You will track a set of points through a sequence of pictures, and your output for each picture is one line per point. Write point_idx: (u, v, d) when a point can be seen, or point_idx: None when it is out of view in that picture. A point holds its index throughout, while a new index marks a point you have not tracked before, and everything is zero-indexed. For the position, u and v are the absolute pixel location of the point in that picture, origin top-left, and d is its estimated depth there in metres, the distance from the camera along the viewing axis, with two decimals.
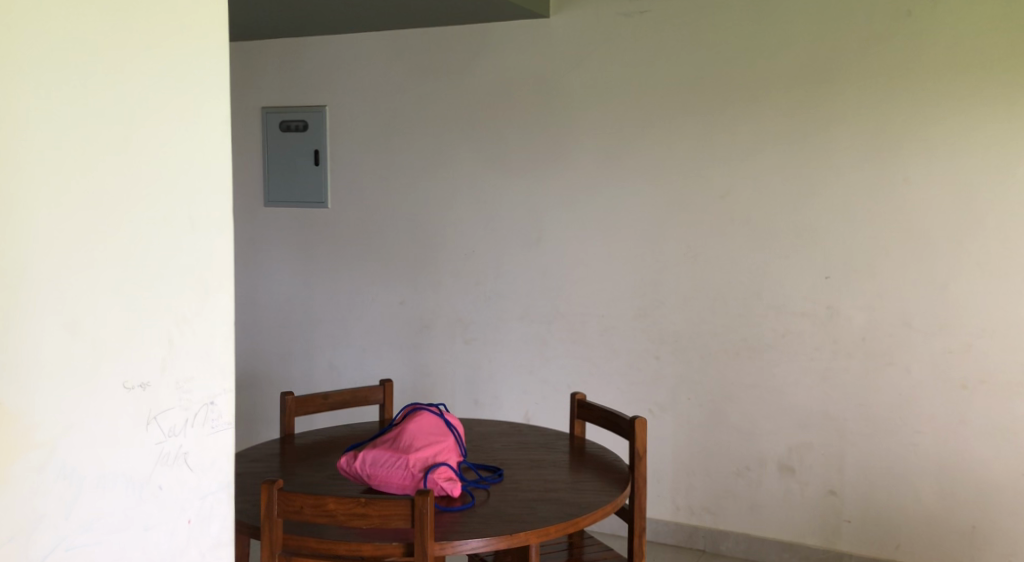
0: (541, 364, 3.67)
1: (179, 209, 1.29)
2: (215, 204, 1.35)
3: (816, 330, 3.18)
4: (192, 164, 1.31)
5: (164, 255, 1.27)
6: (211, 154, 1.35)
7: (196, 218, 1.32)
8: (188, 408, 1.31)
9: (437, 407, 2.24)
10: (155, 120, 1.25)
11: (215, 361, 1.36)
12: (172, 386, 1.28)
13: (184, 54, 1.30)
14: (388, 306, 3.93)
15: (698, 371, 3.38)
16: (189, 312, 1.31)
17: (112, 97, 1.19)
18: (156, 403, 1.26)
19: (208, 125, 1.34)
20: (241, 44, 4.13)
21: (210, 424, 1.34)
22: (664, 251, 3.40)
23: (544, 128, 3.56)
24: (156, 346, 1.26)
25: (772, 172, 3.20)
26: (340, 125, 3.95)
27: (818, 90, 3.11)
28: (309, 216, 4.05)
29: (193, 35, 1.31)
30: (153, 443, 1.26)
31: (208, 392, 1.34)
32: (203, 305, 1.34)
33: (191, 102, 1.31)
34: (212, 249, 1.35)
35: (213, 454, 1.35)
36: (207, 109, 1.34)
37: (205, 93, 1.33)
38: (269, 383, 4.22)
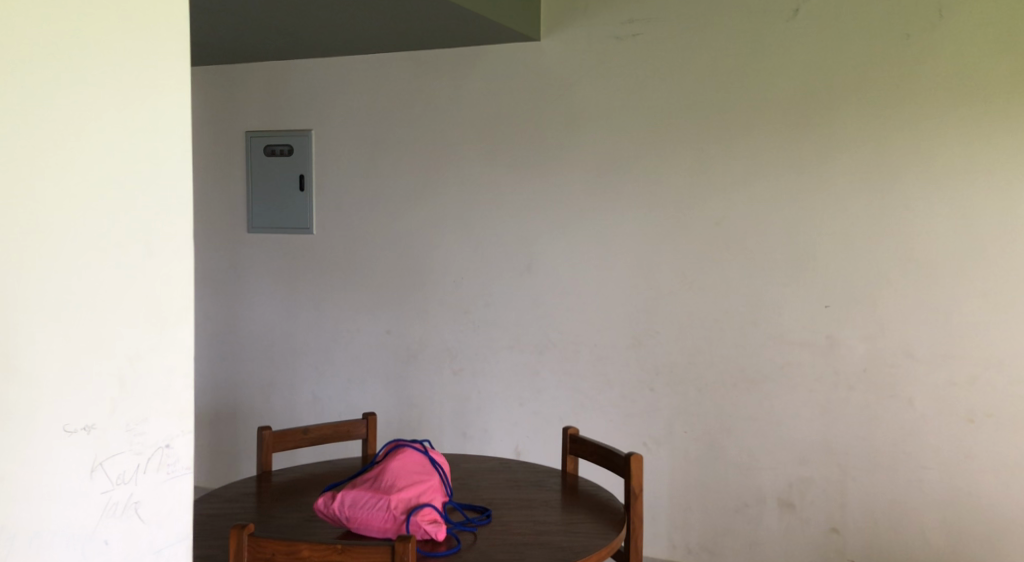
0: (532, 396, 3.55)
1: (135, 240, 1.26)
2: (174, 229, 1.32)
3: (816, 360, 3.08)
4: (150, 193, 1.28)
5: (115, 290, 1.23)
6: (172, 179, 1.31)
7: (153, 245, 1.29)
8: (140, 453, 1.27)
9: (421, 444, 2.12)
10: (112, 153, 1.23)
11: (174, 401, 1.32)
12: (123, 430, 1.25)
13: (139, 75, 1.26)
14: (373, 335, 3.81)
15: (694, 403, 3.27)
16: (145, 345, 1.28)
17: (63, 132, 1.17)
18: (105, 445, 1.22)
19: (168, 148, 1.30)
20: (225, 67, 4.04)
21: (167, 469, 1.30)
22: (658, 279, 3.30)
23: (534, 152, 3.48)
24: (105, 387, 1.23)
25: (768, 197, 3.12)
26: (325, 150, 3.86)
27: (814, 114, 3.04)
28: (294, 242, 3.94)
29: (152, 58, 1.28)
30: (99, 494, 1.21)
31: (164, 435, 1.30)
32: (160, 339, 1.30)
33: (148, 127, 1.27)
34: (171, 281, 1.31)
35: (170, 502, 1.30)
36: (167, 131, 1.30)
37: (164, 113, 1.30)
38: (251, 415, 4.09)
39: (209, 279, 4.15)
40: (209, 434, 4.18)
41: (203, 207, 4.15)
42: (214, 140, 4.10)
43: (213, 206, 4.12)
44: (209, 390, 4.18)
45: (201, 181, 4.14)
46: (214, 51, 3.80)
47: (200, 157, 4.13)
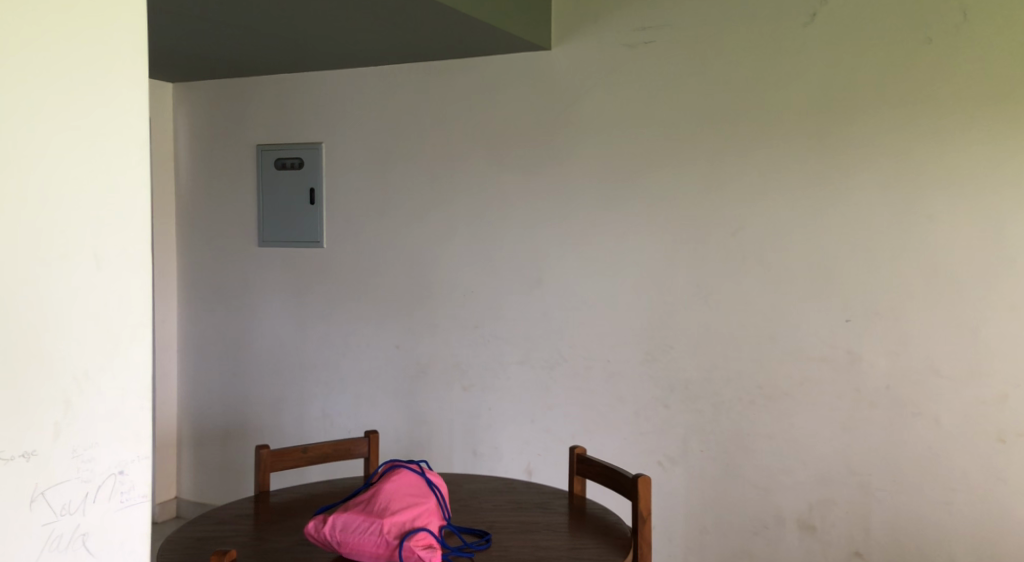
0: (543, 413, 3.46)
1: (88, 262, 1.41)
2: (130, 246, 1.48)
3: (836, 377, 2.96)
4: (103, 212, 1.43)
5: (68, 313, 1.39)
6: (129, 198, 1.47)
7: (107, 258, 1.44)
8: (89, 480, 1.41)
9: (418, 465, 2.05)
10: (70, 185, 1.39)
11: (127, 427, 1.47)
12: (68, 455, 1.38)
13: (96, 103, 1.42)
14: (383, 350, 3.75)
15: (710, 421, 3.16)
16: (97, 363, 1.43)
17: (24, 170, 1.33)
18: (51, 474, 1.36)
19: (124, 167, 1.46)
20: (235, 80, 4.02)
21: (119, 497, 1.45)
22: (672, 292, 3.21)
23: (544, 164, 3.41)
24: (52, 410, 1.36)
25: (784, 208, 3.02)
26: (335, 162, 3.81)
27: (831, 122, 2.94)
28: (303, 256, 3.90)
29: (110, 93, 1.44)
30: (42, 524, 1.34)
31: (116, 462, 1.46)
32: (110, 359, 1.45)
33: (105, 151, 1.43)
34: (123, 301, 1.46)
35: (120, 518, 1.45)
36: (125, 154, 1.46)
37: (121, 134, 1.46)
38: (260, 431, 4.04)
39: (218, 294, 4.11)
40: (218, 450, 4.13)
41: (212, 221, 4.11)
42: (224, 154, 4.07)
43: (222, 219, 4.08)
44: (218, 406, 4.13)
45: (211, 195, 4.11)
46: (223, 64, 3.77)
47: (210, 171, 4.10)
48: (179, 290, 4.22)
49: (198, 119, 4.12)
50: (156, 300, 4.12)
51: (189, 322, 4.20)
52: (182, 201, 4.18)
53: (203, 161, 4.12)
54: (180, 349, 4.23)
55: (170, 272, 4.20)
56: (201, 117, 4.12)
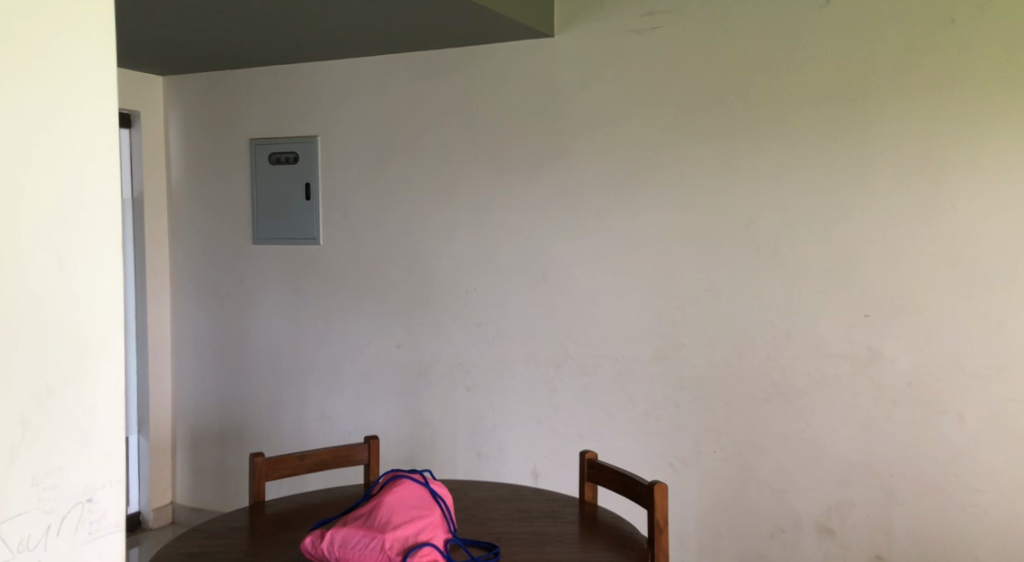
0: (550, 413, 3.35)
1: (50, 263, 1.30)
2: (101, 244, 1.36)
3: (855, 374, 2.85)
4: (67, 209, 1.32)
5: (28, 322, 1.27)
6: (98, 192, 1.36)
7: (71, 259, 1.32)
8: (50, 511, 1.30)
9: (420, 474, 1.94)
10: (29, 179, 1.27)
11: (96, 449, 1.36)
12: (27, 482, 1.27)
13: (58, 88, 1.31)
14: (383, 350, 3.63)
15: (723, 420, 3.05)
16: (61, 378, 1.31)
17: None
18: (8, 505, 1.25)
19: (91, 159, 1.35)
20: (226, 72, 3.89)
21: (86, 527, 1.34)
22: (683, 288, 3.09)
23: (548, 155, 3.28)
24: (6, 433, 1.25)
25: (800, 199, 2.90)
26: (331, 156, 3.69)
27: (848, 108, 2.82)
28: (299, 253, 3.77)
29: (74, 78, 1.33)
30: None
31: (83, 490, 1.34)
32: (74, 375, 1.33)
33: (68, 141, 1.32)
34: (90, 307, 1.35)
35: (86, 548, 1.34)
36: (92, 145, 1.35)
37: (88, 123, 1.34)
38: (258, 434, 3.92)
39: (213, 293, 3.98)
40: (214, 454, 4.01)
41: (205, 218, 3.99)
42: (217, 148, 3.94)
43: (215, 216, 3.96)
44: (214, 408, 4.01)
45: (204, 191, 3.98)
46: (215, 55, 3.63)
47: (203, 166, 3.97)
48: (172, 290, 4.09)
49: (190, 113, 3.99)
50: (149, 299, 3.99)
51: (183, 322, 4.07)
52: (174, 197, 4.05)
53: (196, 156, 3.99)
54: (174, 350, 4.10)
55: (163, 270, 4.07)
56: (192, 110, 3.98)
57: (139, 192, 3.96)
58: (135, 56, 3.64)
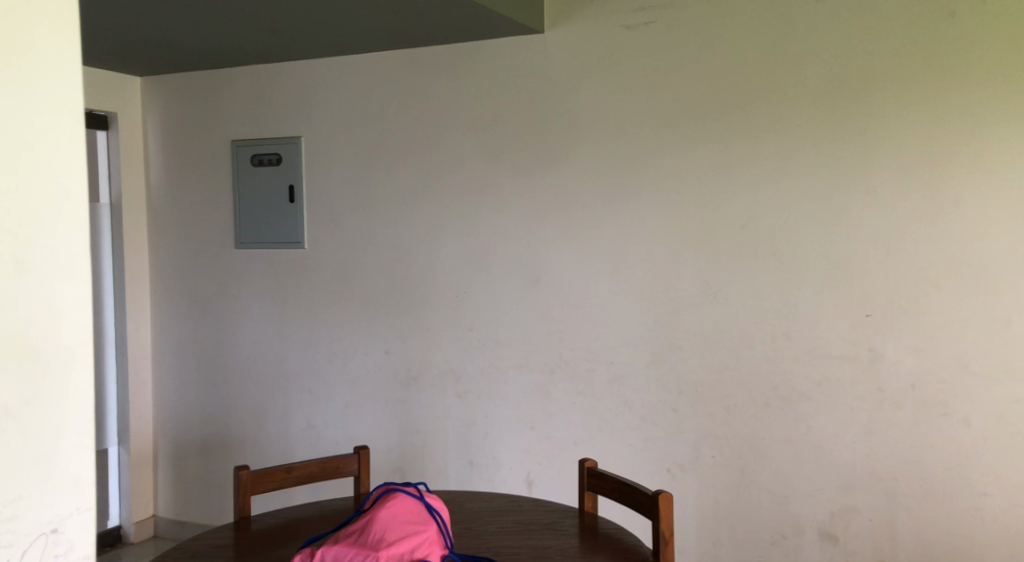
0: (543, 420, 3.26)
1: (9, 273, 1.20)
2: (67, 250, 1.27)
3: (858, 376, 2.78)
4: (28, 214, 1.22)
5: None
6: (63, 195, 1.26)
7: (32, 268, 1.23)
8: (11, 545, 1.20)
9: (415, 487, 1.84)
10: None
11: (63, 476, 1.26)
12: None
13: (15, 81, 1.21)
14: (371, 356, 3.54)
15: (722, 425, 2.97)
16: (22, 400, 1.22)
17: None
18: None
19: (56, 160, 1.25)
20: (207, 72, 3.78)
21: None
22: (680, 289, 3.01)
23: (539, 155, 3.20)
24: None
25: (799, 197, 2.83)
26: (316, 158, 3.59)
27: (847, 104, 2.75)
28: (284, 258, 3.67)
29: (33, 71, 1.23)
30: None
31: (48, 521, 1.24)
32: (34, 396, 1.23)
33: (28, 140, 1.22)
34: (54, 319, 1.25)
35: None
36: (57, 144, 1.25)
37: (50, 119, 1.24)
38: (243, 444, 3.81)
39: (195, 300, 3.87)
40: (198, 465, 3.90)
41: (185, 223, 3.87)
42: (198, 150, 3.83)
43: (196, 220, 3.85)
44: (197, 418, 3.89)
45: (185, 194, 3.86)
46: (195, 54, 3.53)
47: (183, 169, 3.86)
48: (153, 296, 3.97)
49: (169, 114, 3.87)
50: (129, 307, 3.87)
51: (164, 330, 3.95)
52: (154, 202, 3.93)
53: (176, 158, 3.87)
54: (155, 358, 3.98)
55: (143, 277, 3.95)
56: (172, 111, 3.87)
57: (117, 196, 3.84)
58: (112, 56, 3.53)
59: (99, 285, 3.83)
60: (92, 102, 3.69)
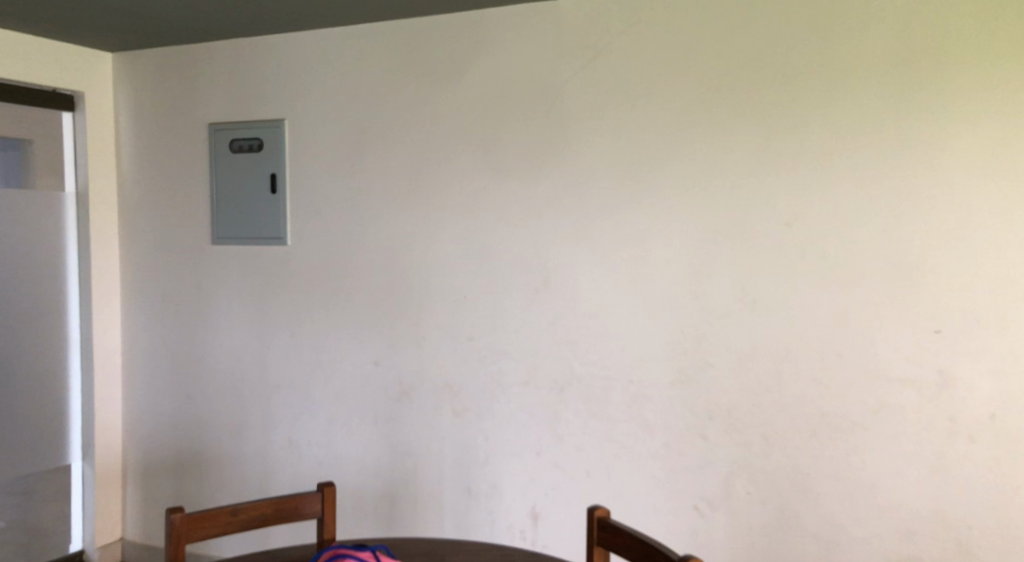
0: (551, 444, 2.85)
1: None
2: None
3: (923, 402, 2.37)
4: None
5: None
6: None
7: None
8: None
9: (369, 552, 1.56)
10: None
11: None
12: None
13: None
14: (358, 367, 3.14)
15: (760, 457, 2.56)
16: None
17: None
18: None
19: None
20: (183, 48, 3.39)
21: None
22: (711, 298, 2.60)
23: (549, 140, 2.79)
24: None
25: (855, 191, 2.42)
26: (300, 144, 3.20)
27: (914, 83, 2.35)
28: (265, 256, 3.28)
29: None
30: None
31: None
32: None
33: None
34: None
35: None
36: None
37: None
38: (219, 463, 3.41)
39: (167, 302, 3.47)
40: (168, 484, 3.51)
41: (156, 215, 3.48)
42: (174, 135, 3.43)
43: (169, 213, 3.45)
44: (169, 433, 3.49)
45: (159, 184, 3.47)
46: (166, 24, 3.13)
47: (157, 155, 3.47)
48: (122, 297, 3.56)
49: (142, 94, 3.48)
50: (95, 308, 3.46)
51: (134, 334, 3.55)
52: (125, 191, 3.53)
53: (150, 143, 3.48)
54: (124, 365, 3.57)
55: (113, 275, 3.54)
56: (145, 91, 3.47)
57: (82, 185, 3.46)
58: (72, 26, 3.13)
59: (61, 284, 3.44)
60: (54, 80, 3.29)
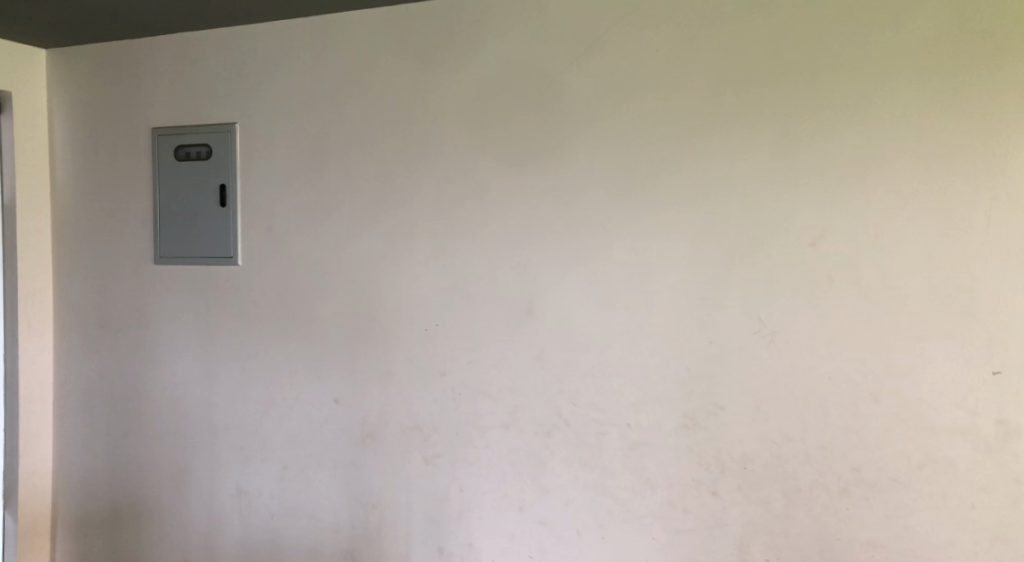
0: (535, 498, 2.46)
1: None
2: None
3: (979, 455, 2.11)
4: None
5: None
6: None
7: None
8: None
9: None
10: None
11: None
12: None
13: None
14: (315, 406, 2.74)
15: (781, 518, 2.24)
16: None
17: None
18: None
19: None
20: (124, 42, 3.00)
21: None
22: (724, 331, 2.27)
23: (535, 144, 2.42)
24: None
25: (892, 207, 2.15)
26: (252, 150, 2.81)
27: (961, 88, 2.10)
28: (213, 278, 2.89)
29: None
30: None
31: None
32: None
33: None
34: None
35: None
36: None
37: None
38: (160, 515, 2.99)
39: (103, 330, 3.07)
40: (101, 538, 3.08)
41: (92, 233, 3.08)
42: (112, 142, 3.04)
43: (106, 230, 3.05)
44: (106, 479, 3.07)
45: (98, 196, 3.07)
46: (100, 13, 2.73)
47: (94, 164, 3.07)
48: (54, 324, 3.14)
49: (77, 94, 3.08)
50: (21, 336, 3.05)
51: (67, 366, 3.13)
52: (59, 204, 3.12)
53: (87, 150, 3.07)
54: (56, 402, 3.14)
55: (45, 300, 3.12)
56: (81, 91, 3.07)
57: (9, 197, 3.05)
58: None
59: None
60: None
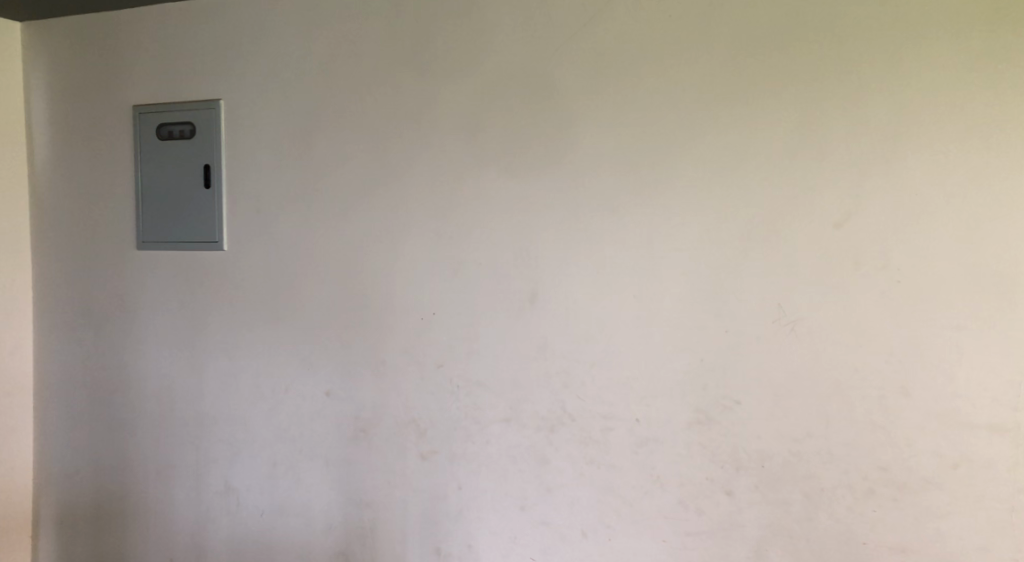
0: (538, 497, 2.31)
1: None
2: None
3: (1017, 453, 1.97)
4: None
5: None
6: None
7: None
8: None
9: None
10: None
11: None
12: None
13: None
14: (306, 399, 2.60)
15: (801, 520, 2.09)
16: None
17: None
18: None
19: None
20: (103, 15, 2.83)
21: None
22: (741, 320, 2.12)
23: (537, 119, 2.26)
24: None
25: (923, 185, 1.99)
26: (238, 128, 2.65)
27: (999, 57, 1.95)
28: (199, 264, 2.73)
29: None
30: None
31: None
32: None
33: None
34: None
35: None
36: None
37: None
38: (146, 512, 2.86)
39: (85, 319, 2.92)
40: (84, 537, 2.94)
41: (71, 217, 2.92)
42: (91, 120, 2.87)
43: (86, 213, 2.90)
44: (89, 475, 2.93)
45: (76, 178, 2.91)
46: None
47: (73, 145, 2.90)
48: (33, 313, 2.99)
49: (54, 70, 2.91)
50: None
51: (46, 357, 2.98)
52: (37, 187, 2.96)
53: (65, 129, 2.91)
54: (36, 395, 2.99)
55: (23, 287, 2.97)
56: (57, 67, 2.90)
57: None
58: None
59: None
60: None
